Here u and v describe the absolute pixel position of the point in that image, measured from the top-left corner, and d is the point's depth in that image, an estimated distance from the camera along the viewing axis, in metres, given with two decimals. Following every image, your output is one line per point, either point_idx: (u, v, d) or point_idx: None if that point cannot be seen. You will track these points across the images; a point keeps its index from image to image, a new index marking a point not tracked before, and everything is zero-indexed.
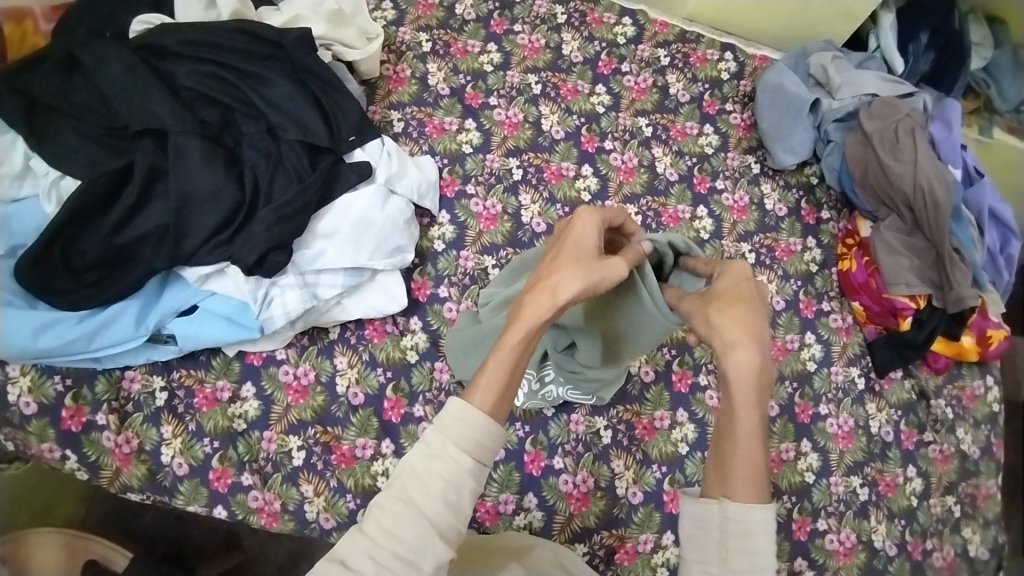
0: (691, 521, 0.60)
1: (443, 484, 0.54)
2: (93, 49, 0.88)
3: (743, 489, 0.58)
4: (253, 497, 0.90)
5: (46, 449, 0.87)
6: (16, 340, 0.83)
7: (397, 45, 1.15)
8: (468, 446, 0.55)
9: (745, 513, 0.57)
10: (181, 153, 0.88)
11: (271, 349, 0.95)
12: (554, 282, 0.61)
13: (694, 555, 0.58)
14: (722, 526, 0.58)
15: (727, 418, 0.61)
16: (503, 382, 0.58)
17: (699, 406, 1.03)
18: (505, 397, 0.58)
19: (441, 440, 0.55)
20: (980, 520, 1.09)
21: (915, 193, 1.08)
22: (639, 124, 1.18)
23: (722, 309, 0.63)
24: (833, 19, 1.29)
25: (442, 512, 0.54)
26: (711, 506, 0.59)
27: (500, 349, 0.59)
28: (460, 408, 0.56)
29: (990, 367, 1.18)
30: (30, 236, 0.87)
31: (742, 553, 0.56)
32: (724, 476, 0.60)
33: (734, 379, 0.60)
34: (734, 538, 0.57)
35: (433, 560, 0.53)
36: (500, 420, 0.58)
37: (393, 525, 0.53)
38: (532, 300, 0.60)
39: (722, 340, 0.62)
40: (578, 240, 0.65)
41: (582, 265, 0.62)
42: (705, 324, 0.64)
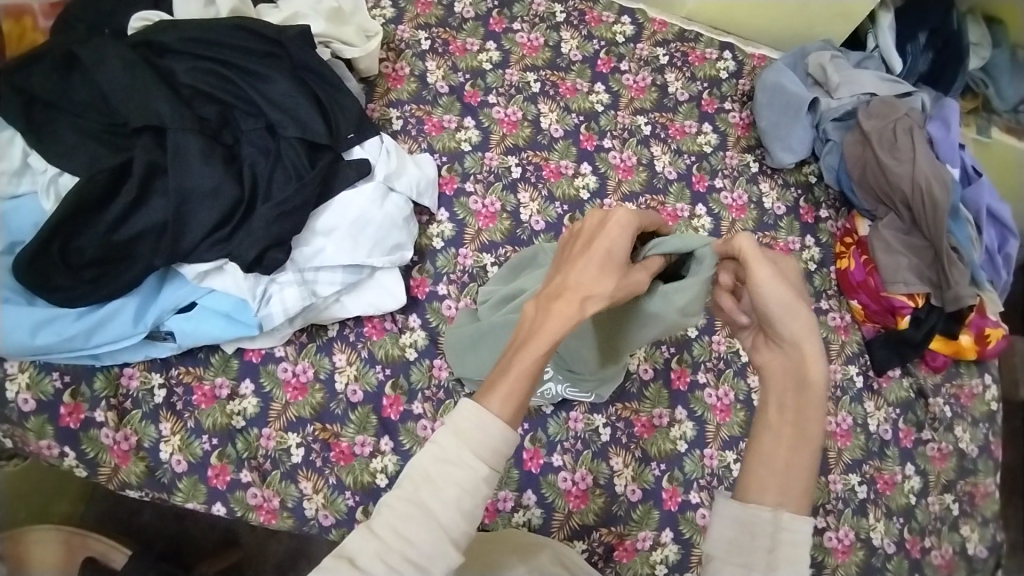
0: (736, 526, 0.60)
1: (456, 489, 0.54)
2: (93, 46, 0.88)
3: (798, 497, 0.60)
4: (252, 494, 0.90)
5: (44, 446, 0.86)
6: (15, 336, 0.83)
7: (397, 43, 1.15)
8: (484, 452, 0.55)
9: (800, 523, 0.58)
10: (179, 150, 0.88)
11: (270, 346, 0.95)
12: (583, 295, 0.60)
13: (735, 560, 0.58)
14: (773, 534, 0.58)
15: (794, 424, 0.63)
16: (523, 394, 0.58)
17: (697, 404, 1.03)
18: (520, 407, 0.58)
19: (456, 444, 0.55)
20: (978, 518, 1.09)
21: (913, 192, 1.08)
22: (638, 122, 1.18)
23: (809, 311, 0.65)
24: (831, 19, 1.29)
25: (455, 518, 0.54)
26: (764, 513, 0.59)
27: (524, 358, 0.58)
28: (479, 414, 0.55)
29: (988, 366, 1.18)
30: (28, 233, 0.87)
31: (791, 561, 0.57)
32: (781, 482, 0.61)
33: (810, 386, 0.64)
34: (784, 547, 0.58)
35: (442, 564, 0.53)
36: (515, 426, 0.58)
37: (404, 528, 0.53)
38: (560, 311, 0.59)
39: (808, 345, 0.64)
40: (611, 246, 0.63)
41: (611, 283, 0.62)
42: (793, 319, 0.64)
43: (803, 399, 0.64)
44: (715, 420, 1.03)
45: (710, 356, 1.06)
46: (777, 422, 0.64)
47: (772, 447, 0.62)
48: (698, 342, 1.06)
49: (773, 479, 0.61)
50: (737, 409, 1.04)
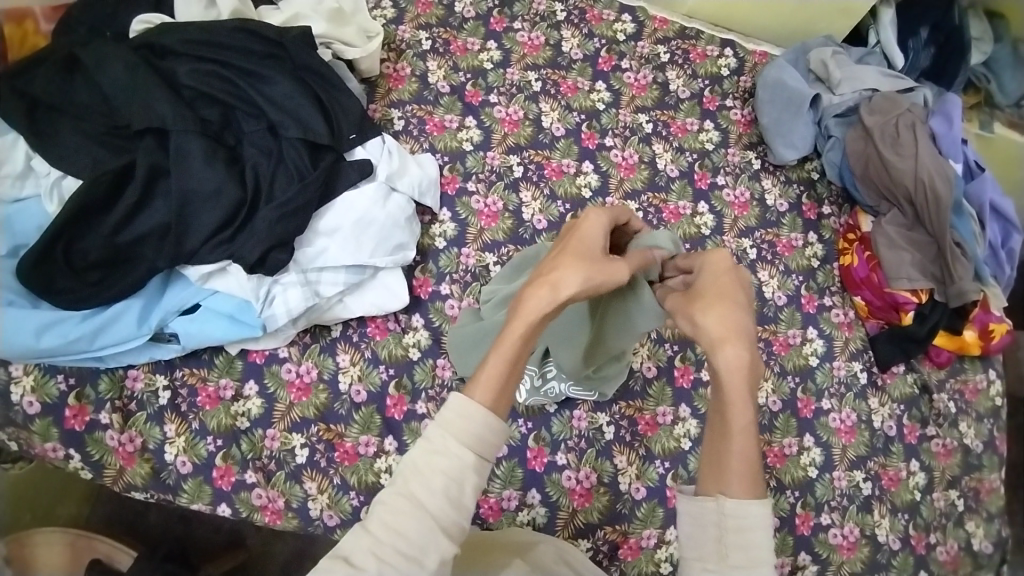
0: (689, 519, 0.58)
1: (444, 478, 0.54)
2: (95, 49, 0.88)
3: (742, 483, 0.57)
4: (257, 494, 0.90)
5: (50, 448, 0.87)
6: (19, 339, 0.83)
7: (398, 44, 1.16)
8: (471, 441, 0.55)
9: (745, 510, 0.56)
10: (182, 152, 0.88)
11: (274, 347, 0.95)
12: (556, 277, 0.61)
13: (692, 554, 0.57)
14: (718, 524, 0.56)
15: (718, 415, 0.61)
16: (505, 378, 0.58)
17: (701, 401, 1.03)
18: (504, 395, 0.58)
19: (441, 435, 0.55)
20: (984, 514, 1.09)
21: (916, 187, 1.08)
22: (639, 120, 1.18)
23: (712, 310, 0.62)
24: (833, 15, 1.29)
25: (444, 507, 0.54)
26: (708, 503, 0.57)
27: (501, 346, 0.59)
28: (462, 404, 0.56)
29: (993, 361, 1.18)
30: (33, 236, 0.87)
31: (740, 548, 0.55)
32: (719, 472, 0.59)
33: (726, 373, 0.60)
34: (732, 536, 0.56)
35: (435, 555, 0.53)
36: (502, 416, 0.58)
37: (395, 521, 0.53)
38: (532, 294, 0.60)
39: (708, 337, 0.62)
40: (585, 239, 0.65)
41: (585, 266, 0.62)
42: (689, 322, 0.64)
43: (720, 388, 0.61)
44: None
45: None
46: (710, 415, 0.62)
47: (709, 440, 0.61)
48: None
49: (712, 470, 0.59)
50: None
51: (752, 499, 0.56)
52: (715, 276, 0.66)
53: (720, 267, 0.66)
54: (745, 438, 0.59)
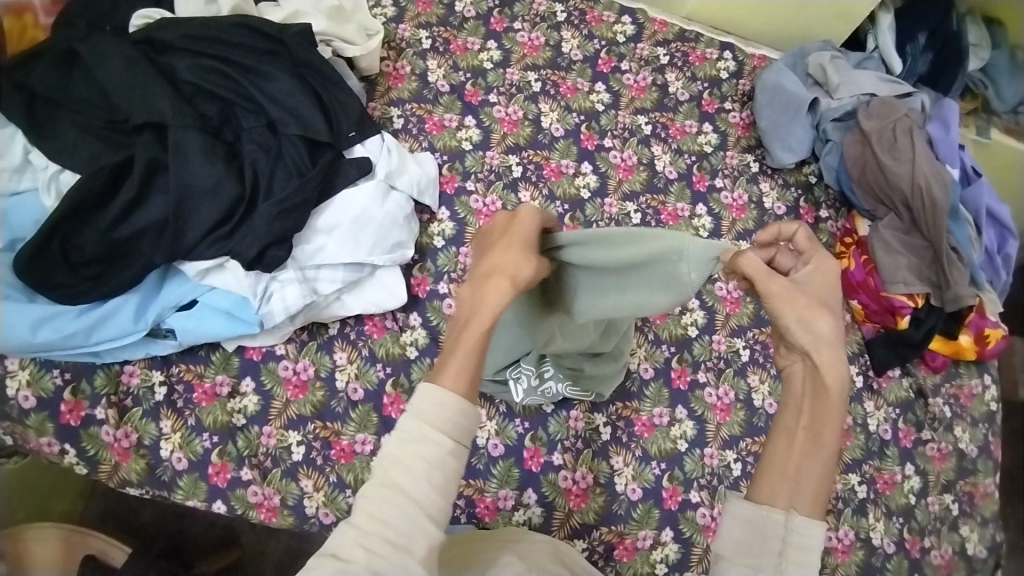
0: (745, 526, 0.59)
1: (425, 465, 0.54)
2: (94, 43, 0.88)
3: (810, 502, 0.59)
4: (252, 492, 0.90)
5: (44, 443, 0.86)
6: (14, 333, 0.82)
7: (398, 42, 1.16)
8: (446, 426, 0.55)
9: (812, 528, 0.57)
10: (181, 147, 0.88)
11: (270, 344, 0.95)
12: (511, 268, 0.62)
13: (741, 559, 0.58)
14: (782, 536, 0.58)
15: (809, 429, 0.62)
16: (473, 365, 0.58)
17: (698, 403, 1.03)
18: (475, 381, 0.58)
19: (415, 423, 0.55)
20: (978, 518, 1.09)
21: (912, 192, 1.08)
22: (638, 122, 1.18)
23: (829, 321, 0.62)
24: (831, 20, 1.30)
25: (428, 493, 0.54)
26: (775, 514, 0.59)
27: (470, 332, 0.59)
28: (433, 392, 0.56)
29: (988, 366, 1.18)
30: (29, 230, 0.87)
31: (802, 565, 0.56)
32: (792, 485, 0.60)
33: (830, 392, 0.62)
34: (793, 550, 0.57)
35: (424, 542, 0.53)
36: (474, 401, 0.58)
37: (380, 511, 0.53)
38: (493, 282, 0.61)
39: (822, 351, 0.62)
40: (526, 232, 0.66)
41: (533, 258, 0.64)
42: (805, 328, 0.62)
43: (820, 405, 0.62)
44: (715, 419, 1.03)
45: (710, 355, 1.06)
46: (794, 426, 0.63)
47: (785, 451, 0.62)
48: (698, 341, 1.07)
49: (783, 483, 0.60)
50: (737, 408, 1.04)
51: (818, 520, 0.58)
52: (818, 272, 0.65)
53: (828, 275, 0.65)
54: (828, 456, 0.60)
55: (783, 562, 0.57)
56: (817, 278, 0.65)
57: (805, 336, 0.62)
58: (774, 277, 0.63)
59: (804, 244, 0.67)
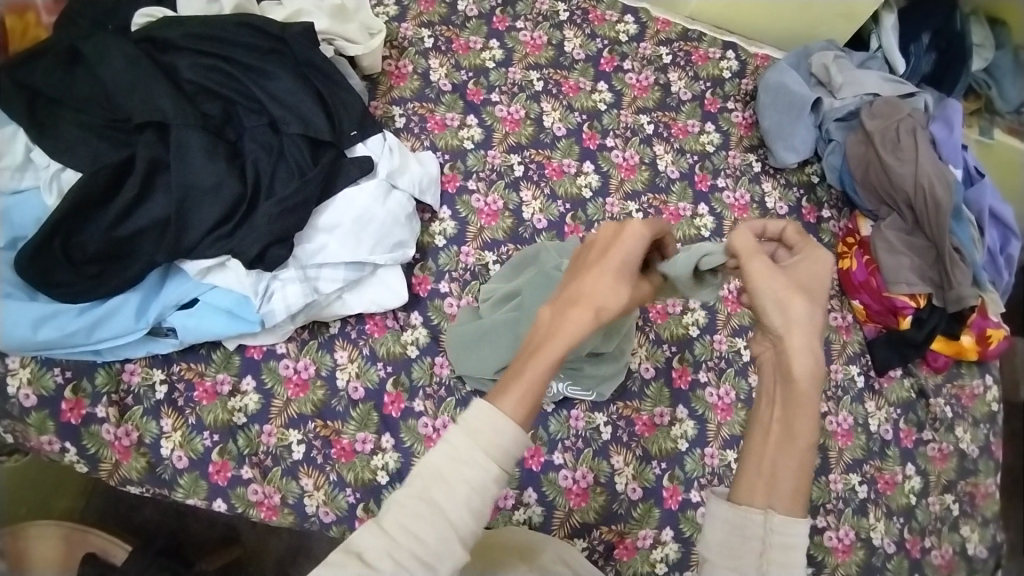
0: (726, 527, 0.61)
1: (468, 488, 0.54)
2: (96, 41, 0.88)
3: (789, 500, 0.60)
4: (253, 490, 0.90)
5: (45, 441, 0.87)
6: (16, 332, 0.83)
7: (400, 41, 1.15)
8: (496, 452, 0.55)
9: (792, 528, 0.59)
10: (182, 146, 0.88)
11: (271, 343, 0.95)
12: (598, 299, 0.61)
13: (724, 561, 0.59)
14: (763, 537, 0.59)
15: (782, 421, 0.63)
16: (535, 396, 0.58)
17: (699, 403, 1.03)
18: (534, 411, 0.58)
19: (466, 442, 0.55)
20: (979, 519, 1.09)
21: (916, 192, 1.08)
22: (641, 122, 1.18)
23: (805, 306, 0.63)
24: (835, 20, 1.29)
25: (464, 516, 0.54)
26: (755, 515, 0.60)
27: (537, 360, 0.58)
28: (491, 413, 0.55)
29: (990, 367, 1.18)
30: (31, 228, 0.87)
31: (781, 564, 0.58)
32: (768, 483, 0.61)
33: (800, 381, 0.63)
34: (774, 550, 0.58)
35: (448, 562, 0.53)
36: (527, 429, 0.58)
37: (412, 525, 0.53)
38: (574, 317, 0.60)
39: (794, 336, 0.63)
40: (625, 257, 0.63)
41: (623, 291, 0.62)
42: (780, 309, 0.64)
43: (791, 394, 0.63)
44: (716, 419, 1.03)
45: (712, 356, 1.06)
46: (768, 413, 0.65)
47: (759, 447, 0.64)
48: (700, 341, 1.07)
49: (760, 480, 0.62)
50: (738, 408, 1.04)
51: (797, 518, 0.60)
52: (811, 266, 0.66)
53: (819, 267, 0.66)
54: (805, 450, 0.62)
55: (764, 564, 0.58)
56: (804, 270, 0.66)
57: (778, 317, 0.64)
58: (761, 255, 0.65)
59: (795, 238, 0.71)
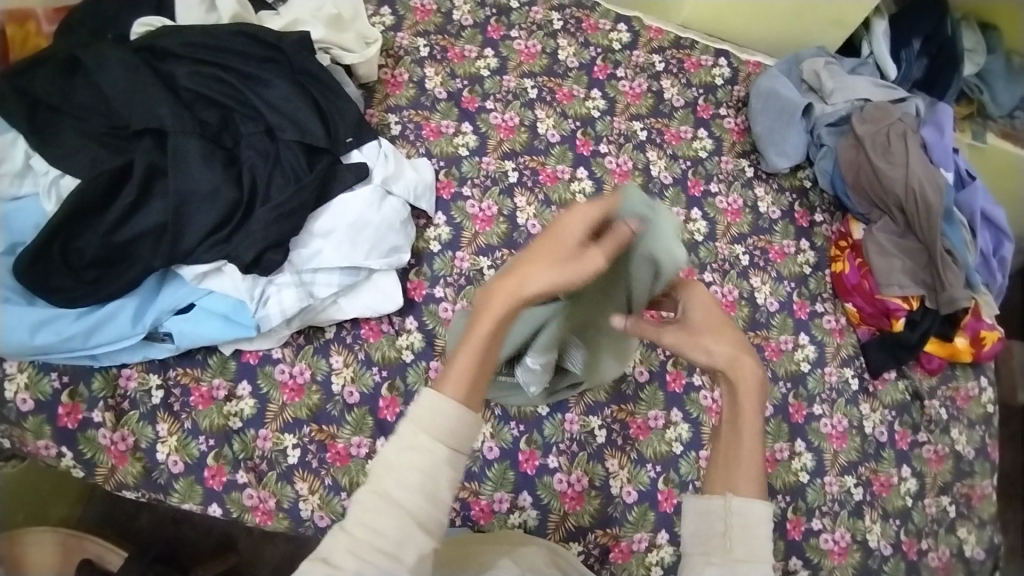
0: (695, 515, 0.61)
1: (419, 474, 0.54)
2: (95, 51, 0.90)
3: (749, 483, 0.61)
4: (248, 494, 0.91)
5: (43, 446, 0.87)
6: (15, 337, 0.84)
7: (396, 50, 1.17)
8: (443, 435, 0.55)
9: (749, 506, 0.60)
10: (180, 153, 0.89)
11: (267, 348, 0.95)
12: (520, 278, 0.59)
13: (697, 549, 0.60)
14: (725, 518, 0.60)
15: (731, 423, 0.65)
16: (473, 377, 0.58)
17: (693, 406, 1.03)
18: (476, 389, 0.58)
19: (412, 431, 0.55)
20: (975, 520, 1.09)
21: (907, 196, 1.09)
22: (634, 128, 1.19)
23: (716, 341, 0.66)
24: (826, 26, 1.31)
25: (420, 502, 0.54)
26: (716, 501, 0.61)
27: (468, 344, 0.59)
28: (433, 399, 0.56)
29: (985, 369, 1.18)
30: (29, 233, 0.88)
31: (745, 544, 0.58)
32: (730, 471, 0.62)
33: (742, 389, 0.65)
34: (738, 530, 0.59)
35: (413, 550, 0.54)
36: (474, 408, 0.58)
37: (371, 520, 0.54)
38: (500, 288, 0.59)
39: (722, 363, 0.65)
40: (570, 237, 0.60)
41: (552, 264, 0.59)
42: (702, 350, 0.66)
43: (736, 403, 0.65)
44: (711, 421, 1.03)
45: None
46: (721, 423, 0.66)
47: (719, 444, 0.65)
48: None
49: (720, 471, 0.63)
50: None
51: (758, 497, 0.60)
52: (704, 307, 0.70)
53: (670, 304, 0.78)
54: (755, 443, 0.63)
55: (729, 543, 0.59)
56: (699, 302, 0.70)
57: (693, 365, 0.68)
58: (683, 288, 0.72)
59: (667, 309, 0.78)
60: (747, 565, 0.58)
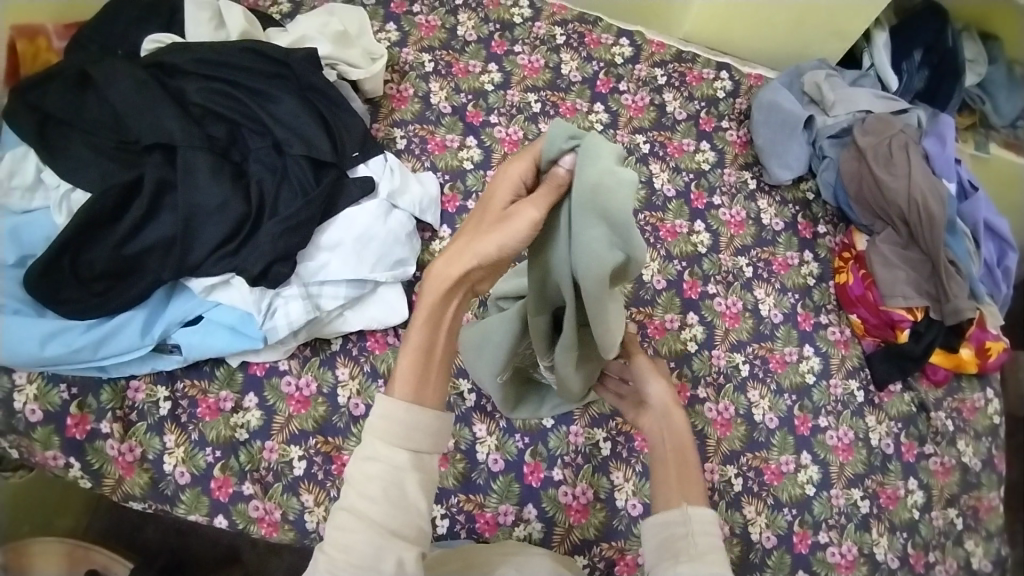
0: (656, 532, 0.64)
1: (381, 481, 0.54)
2: (106, 67, 0.92)
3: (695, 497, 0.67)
4: (254, 506, 0.91)
5: (51, 456, 0.88)
6: (24, 348, 0.85)
7: (401, 65, 1.19)
8: (400, 439, 0.55)
9: (705, 513, 0.64)
10: (189, 167, 0.90)
11: (274, 359, 0.96)
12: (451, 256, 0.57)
13: (662, 559, 0.62)
14: (686, 525, 0.63)
15: (673, 457, 0.74)
16: (418, 366, 0.58)
17: (698, 418, 1.01)
18: (426, 380, 0.58)
19: (370, 441, 0.55)
20: (983, 533, 1.09)
21: (909, 207, 1.09)
22: (637, 141, 1.20)
23: (660, 383, 0.83)
24: (827, 40, 1.32)
25: (388, 509, 0.54)
26: (675, 510, 0.64)
27: (409, 336, 0.58)
28: (381, 405, 0.56)
29: (991, 380, 1.18)
30: (39, 247, 0.89)
31: (705, 543, 0.61)
32: (679, 492, 0.67)
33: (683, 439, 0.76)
34: (700, 534, 0.62)
35: (392, 558, 0.53)
36: (428, 405, 0.58)
37: (342, 538, 0.53)
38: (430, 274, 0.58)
39: (662, 400, 0.82)
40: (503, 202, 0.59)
41: (481, 236, 0.56)
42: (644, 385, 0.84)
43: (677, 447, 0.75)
44: (716, 433, 1.01)
45: (711, 370, 1.05)
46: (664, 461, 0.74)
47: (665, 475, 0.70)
48: (698, 356, 1.05)
49: (671, 492, 0.67)
50: (737, 423, 1.02)
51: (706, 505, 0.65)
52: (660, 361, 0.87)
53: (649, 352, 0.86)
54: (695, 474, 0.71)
55: (693, 540, 0.62)
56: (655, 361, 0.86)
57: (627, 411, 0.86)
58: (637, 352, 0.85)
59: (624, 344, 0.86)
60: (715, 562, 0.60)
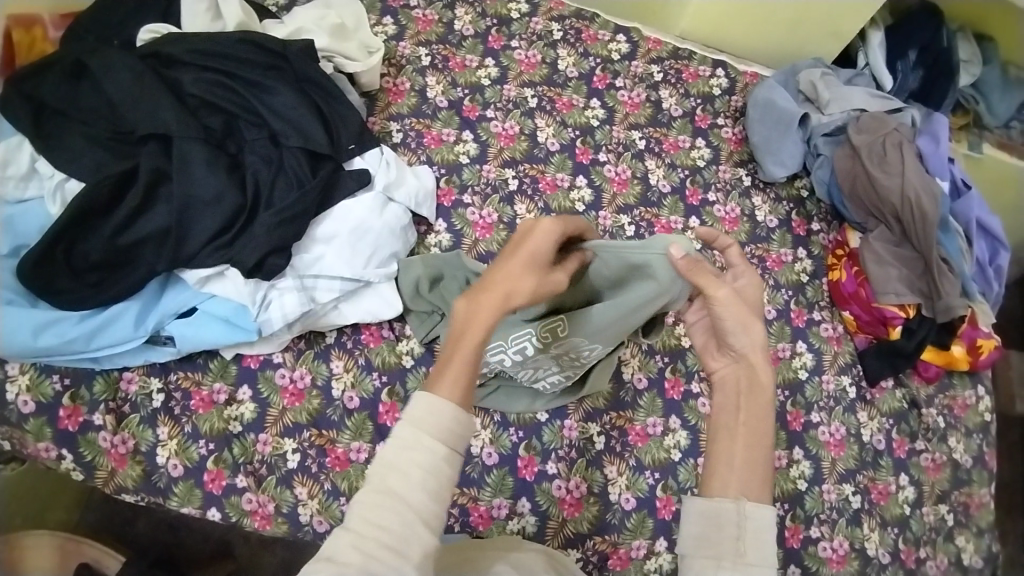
0: (702, 518, 0.64)
1: (421, 472, 0.55)
2: (101, 56, 0.91)
3: (755, 488, 0.66)
4: (247, 498, 0.91)
5: (42, 448, 0.87)
6: (17, 338, 0.84)
7: (398, 59, 1.19)
8: (441, 434, 0.57)
9: (760, 511, 0.64)
10: (185, 159, 0.90)
11: (269, 352, 0.96)
12: (507, 291, 0.63)
13: (701, 552, 0.63)
14: (737, 522, 0.63)
15: (747, 427, 0.69)
16: (468, 380, 0.60)
17: (692, 413, 1.04)
18: (468, 390, 0.60)
19: (410, 429, 0.56)
20: (973, 528, 1.10)
21: (902, 204, 1.10)
22: (633, 137, 1.20)
23: (760, 327, 0.73)
24: (823, 38, 1.33)
25: (424, 500, 0.55)
26: (728, 504, 0.64)
27: (461, 349, 0.61)
28: (424, 400, 0.57)
29: (981, 378, 1.19)
30: (33, 237, 0.89)
31: (755, 545, 0.62)
32: (740, 476, 0.66)
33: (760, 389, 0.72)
34: (750, 535, 0.63)
35: (417, 547, 0.54)
36: (467, 409, 0.59)
37: (374, 517, 0.54)
38: (486, 297, 0.63)
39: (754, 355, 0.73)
40: (536, 247, 0.66)
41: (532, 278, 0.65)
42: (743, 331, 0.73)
43: (752, 398, 0.71)
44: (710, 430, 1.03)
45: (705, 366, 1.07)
46: (732, 424, 0.70)
47: (729, 447, 0.68)
48: (693, 352, 1.07)
49: (731, 476, 0.66)
50: None
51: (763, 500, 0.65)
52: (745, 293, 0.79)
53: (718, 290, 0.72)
54: (763, 451, 0.68)
55: (742, 541, 0.62)
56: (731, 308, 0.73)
57: (701, 340, 0.81)
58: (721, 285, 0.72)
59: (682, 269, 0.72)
60: (755, 568, 0.61)
